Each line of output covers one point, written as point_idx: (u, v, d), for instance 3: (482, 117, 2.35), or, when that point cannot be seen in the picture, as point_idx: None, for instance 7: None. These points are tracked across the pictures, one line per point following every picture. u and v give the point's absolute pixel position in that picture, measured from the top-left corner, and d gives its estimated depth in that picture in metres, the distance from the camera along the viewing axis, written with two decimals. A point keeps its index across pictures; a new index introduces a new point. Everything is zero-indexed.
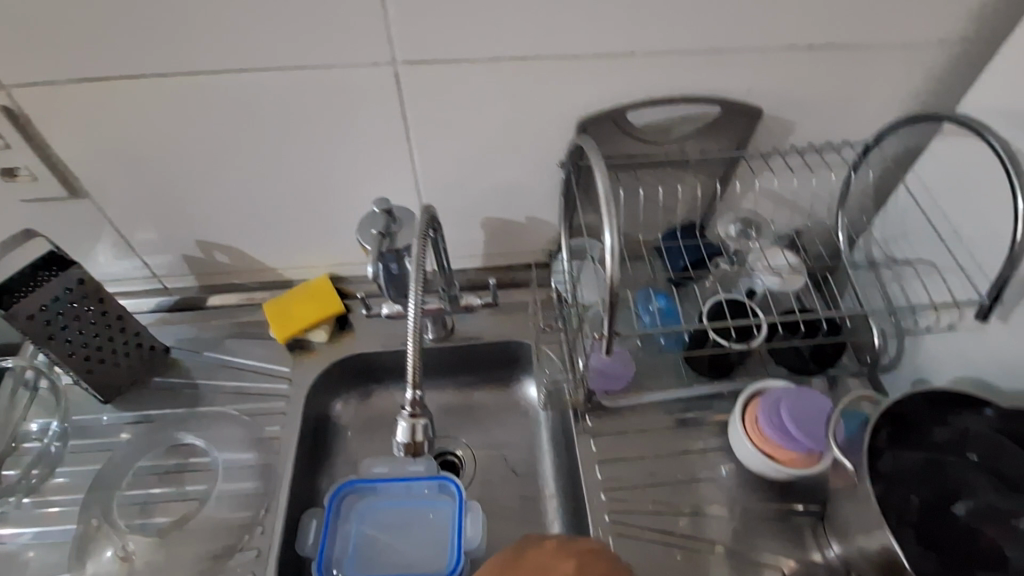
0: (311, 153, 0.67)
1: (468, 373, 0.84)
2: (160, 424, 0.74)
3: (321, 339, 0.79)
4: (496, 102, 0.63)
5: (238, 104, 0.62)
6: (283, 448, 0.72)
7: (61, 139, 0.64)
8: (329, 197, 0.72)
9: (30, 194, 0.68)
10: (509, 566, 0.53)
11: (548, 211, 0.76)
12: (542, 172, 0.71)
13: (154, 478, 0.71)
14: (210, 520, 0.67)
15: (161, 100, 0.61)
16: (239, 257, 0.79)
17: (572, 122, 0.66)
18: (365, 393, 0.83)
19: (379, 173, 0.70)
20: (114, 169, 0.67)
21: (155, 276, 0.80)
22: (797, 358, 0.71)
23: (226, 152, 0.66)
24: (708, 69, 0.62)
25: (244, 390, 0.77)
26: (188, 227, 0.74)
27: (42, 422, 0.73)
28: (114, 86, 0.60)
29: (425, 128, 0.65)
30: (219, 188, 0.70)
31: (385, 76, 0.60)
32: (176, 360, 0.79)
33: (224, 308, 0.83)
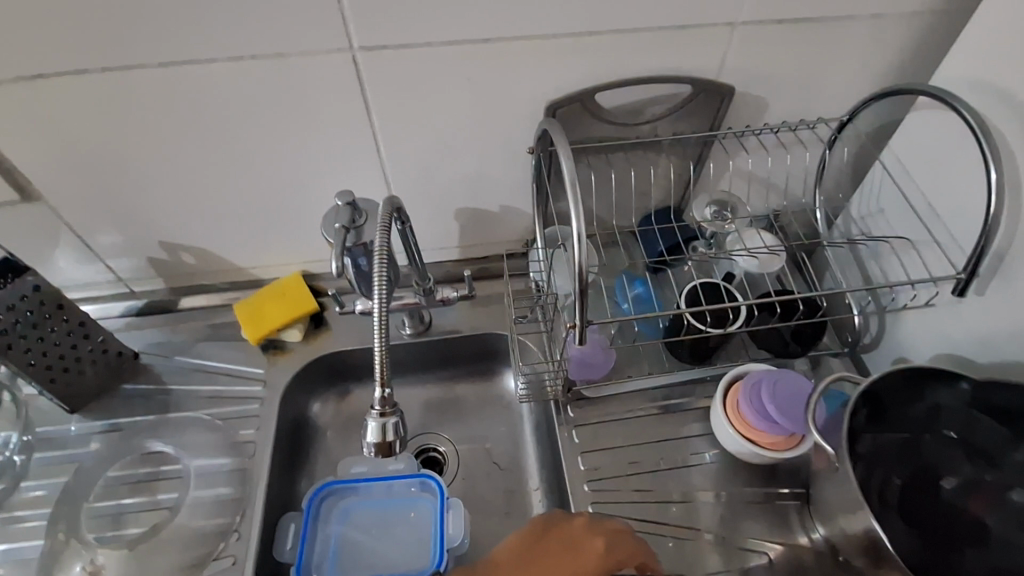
0: (272, 146, 0.65)
1: (448, 368, 0.82)
2: (129, 432, 0.72)
3: (295, 338, 0.77)
4: (461, 88, 0.61)
5: (191, 98, 0.59)
6: (258, 451, 0.70)
7: (6, 140, 0.61)
8: (295, 192, 0.70)
9: None
10: (540, 535, 0.57)
11: (522, 199, 0.75)
12: (513, 159, 0.69)
13: (124, 488, 0.69)
14: (183, 529, 0.66)
15: (109, 96, 0.58)
16: (206, 257, 0.77)
17: (541, 107, 0.64)
18: (343, 391, 0.81)
19: (344, 166, 0.68)
20: (67, 170, 0.65)
21: (119, 280, 0.78)
22: (777, 341, 0.70)
23: (183, 149, 0.64)
24: (678, 47, 0.60)
25: (217, 394, 0.75)
26: (150, 227, 0.72)
27: None
28: (56, 82, 0.57)
29: (388, 117, 0.63)
30: (179, 187, 0.68)
31: (343, 64, 0.58)
32: (146, 366, 0.77)
33: (193, 310, 0.80)
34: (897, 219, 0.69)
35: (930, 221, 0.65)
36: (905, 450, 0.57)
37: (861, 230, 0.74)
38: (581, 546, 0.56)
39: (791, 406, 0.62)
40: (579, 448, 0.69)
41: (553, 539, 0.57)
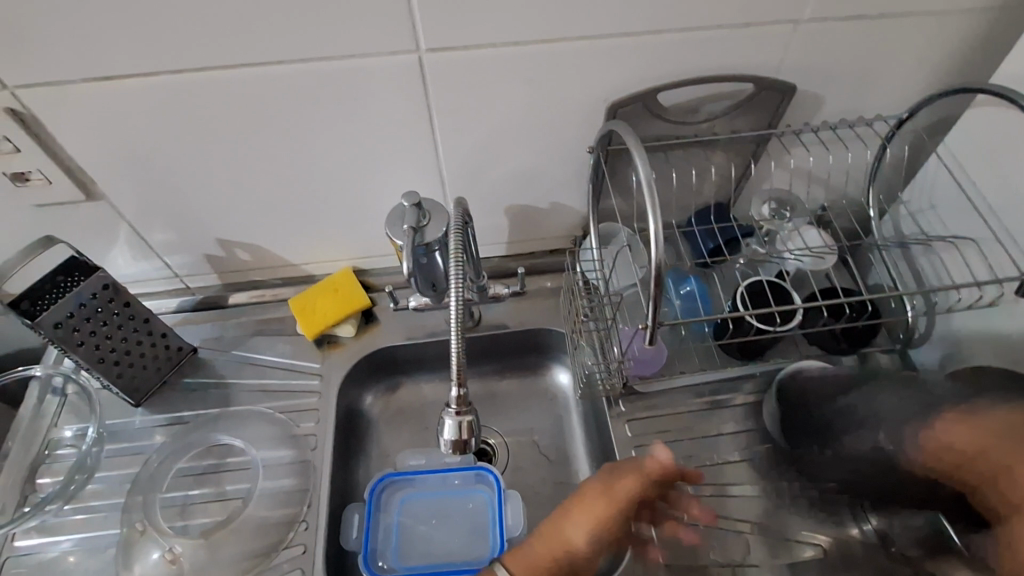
0: (333, 146, 0.65)
1: (496, 361, 0.84)
2: (193, 425, 0.74)
3: (348, 333, 0.79)
4: (522, 88, 0.61)
5: (255, 99, 0.60)
6: (319, 444, 0.72)
7: (74, 142, 0.62)
8: (351, 190, 0.71)
9: (44, 198, 0.66)
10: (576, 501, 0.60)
11: (574, 196, 0.75)
12: (569, 156, 0.70)
13: (191, 480, 0.71)
14: (253, 519, 0.67)
15: (176, 98, 0.59)
16: (260, 253, 0.78)
17: (601, 105, 0.64)
18: (393, 385, 0.83)
19: (402, 165, 0.68)
20: (131, 170, 0.65)
21: (175, 276, 0.79)
22: (829, 337, 0.71)
23: (244, 149, 0.65)
24: (743, 45, 0.60)
25: (274, 388, 0.77)
26: (209, 226, 0.73)
27: (76, 428, 0.73)
28: (126, 85, 0.57)
29: (449, 118, 0.64)
30: (238, 186, 0.69)
31: (408, 64, 0.58)
32: (205, 360, 0.78)
33: (247, 305, 0.82)
34: (951, 218, 0.69)
35: (989, 219, 0.64)
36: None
37: (912, 227, 0.74)
38: (617, 488, 0.60)
39: (852, 403, 0.63)
40: (635, 441, 0.71)
41: (592, 498, 0.60)
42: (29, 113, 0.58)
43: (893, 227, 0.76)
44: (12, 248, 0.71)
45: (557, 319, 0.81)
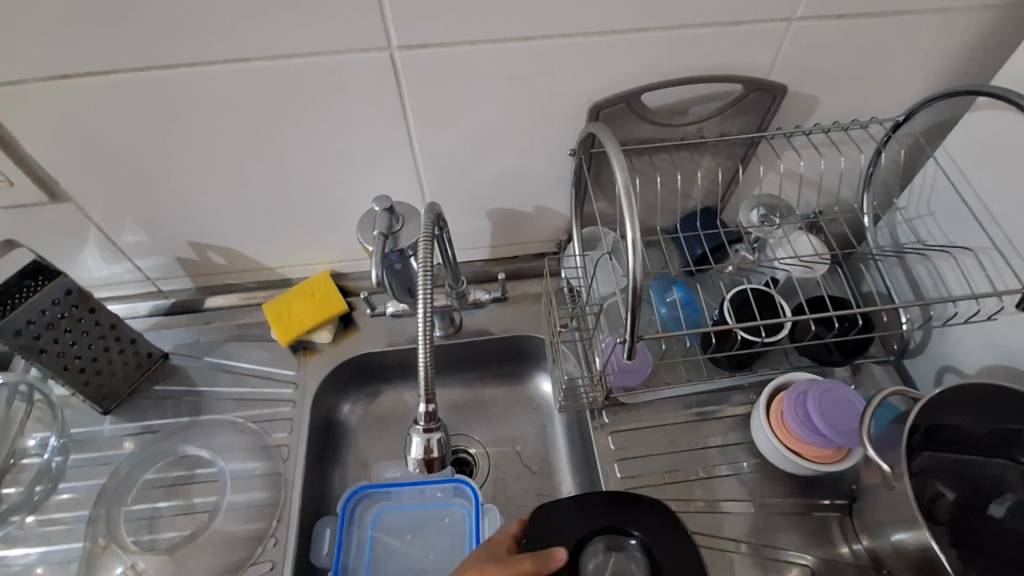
0: (305, 147, 0.63)
1: (478, 369, 0.81)
2: (163, 434, 0.72)
3: (325, 339, 0.77)
4: (501, 88, 0.59)
5: (223, 99, 0.57)
6: (291, 455, 0.70)
7: (33, 141, 0.59)
8: (326, 192, 0.68)
9: (6, 199, 0.63)
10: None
11: (558, 199, 0.73)
12: (551, 159, 0.67)
13: (160, 492, 0.68)
14: (221, 533, 0.65)
15: (137, 97, 0.56)
16: (235, 256, 0.75)
17: (584, 106, 0.61)
18: (373, 392, 0.80)
19: (377, 166, 0.66)
20: (95, 171, 0.63)
21: (148, 280, 0.77)
22: (821, 349, 0.68)
23: (214, 149, 0.62)
24: (731, 43, 0.57)
25: (247, 396, 0.74)
26: (179, 229, 0.71)
27: (41, 437, 0.71)
28: (83, 84, 0.55)
29: (424, 118, 0.61)
30: (208, 187, 0.66)
31: (380, 63, 0.55)
32: (177, 366, 0.76)
33: (222, 310, 0.80)
34: (949, 226, 0.66)
35: (988, 227, 0.62)
36: (935, 477, 0.57)
37: (909, 234, 0.71)
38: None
39: (843, 417, 0.61)
40: (618, 454, 0.69)
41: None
42: None
43: (889, 234, 0.73)
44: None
45: (541, 326, 0.78)
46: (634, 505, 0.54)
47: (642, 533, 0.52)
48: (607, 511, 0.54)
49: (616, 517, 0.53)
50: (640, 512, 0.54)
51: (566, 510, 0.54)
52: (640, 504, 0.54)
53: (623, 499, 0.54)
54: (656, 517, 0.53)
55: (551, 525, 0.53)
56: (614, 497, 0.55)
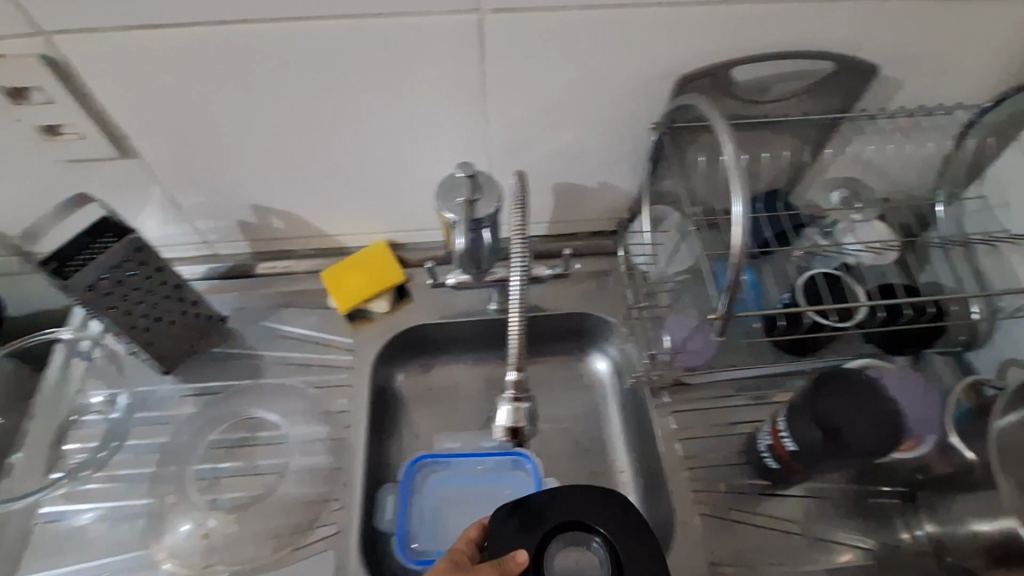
0: (378, 112, 0.62)
1: (530, 344, 0.81)
2: (224, 396, 0.71)
3: (382, 309, 0.77)
4: (585, 57, 0.57)
5: (303, 58, 0.56)
6: (353, 421, 0.69)
7: (106, 95, 0.58)
8: (394, 160, 0.67)
9: (75, 154, 0.62)
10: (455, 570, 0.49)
11: (624, 177, 0.72)
12: (625, 134, 0.66)
13: (221, 453, 0.68)
14: (286, 496, 0.65)
15: (216, 53, 0.55)
16: (295, 222, 0.75)
17: (668, 80, 0.60)
18: (425, 364, 0.80)
19: (450, 134, 0.64)
20: (163, 128, 0.61)
21: (204, 242, 0.76)
22: (886, 338, 0.68)
23: (286, 111, 0.61)
24: (827, 18, 0.55)
25: (305, 362, 0.74)
26: (242, 191, 0.70)
27: (105, 395, 0.70)
28: (164, 36, 0.53)
29: (505, 86, 0.60)
30: (275, 150, 0.65)
31: (470, 25, 0.54)
32: (234, 330, 0.76)
33: (277, 276, 0.79)
34: None
35: None
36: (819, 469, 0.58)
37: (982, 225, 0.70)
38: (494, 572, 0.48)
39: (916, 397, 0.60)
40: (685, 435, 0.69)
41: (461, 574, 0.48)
42: (62, 60, 0.54)
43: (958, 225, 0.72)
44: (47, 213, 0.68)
45: (597, 304, 0.78)
46: (596, 502, 0.53)
47: (603, 530, 0.52)
48: (588, 510, 0.53)
49: (581, 515, 0.53)
50: (603, 508, 0.53)
51: (561, 498, 0.53)
52: (605, 500, 0.53)
53: (586, 498, 0.53)
54: (620, 513, 0.53)
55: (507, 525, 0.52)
56: (577, 494, 0.54)
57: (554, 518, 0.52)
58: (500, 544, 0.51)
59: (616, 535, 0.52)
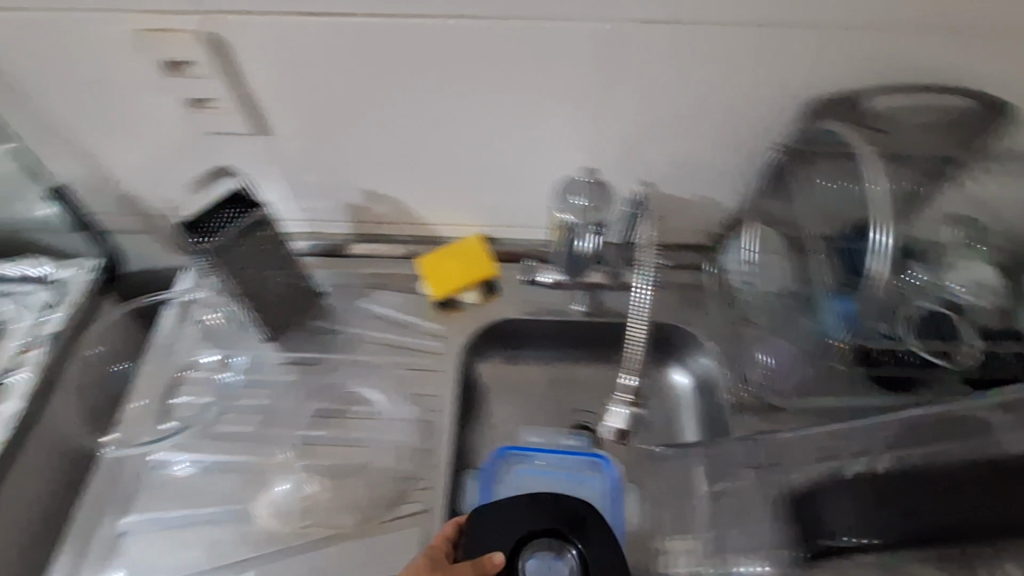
0: (502, 110, 0.64)
1: (610, 351, 0.81)
2: (319, 368, 0.75)
3: (472, 300, 0.79)
4: (711, 70, 0.60)
5: (445, 53, 0.59)
6: (440, 405, 0.72)
7: (255, 75, 0.61)
8: (506, 158, 0.69)
9: (215, 126, 0.66)
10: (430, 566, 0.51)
11: (727, 194, 0.72)
12: (736, 151, 0.67)
13: (315, 422, 0.71)
14: (376, 470, 0.68)
15: (365, 42, 0.58)
16: (398, 208, 0.77)
17: (787, 101, 0.63)
18: (505, 358, 0.82)
19: (566, 136, 0.66)
20: (298, 109, 0.64)
21: (309, 221, 0.79)
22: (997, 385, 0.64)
23: (416, 103, 0.63)
24: (950, 53, 0.58)
25: (396, 344, 0.77)
26: (357, 175, 0.72)
27: (216, 355, 0.75)
28: (322, 24, 0.57)
29: (629, 94, 0.62)
30: (396, 139, 0.67)
31: (609, 33, 0.57)
32: (330, 307, 0.79)
33: (372, 259, 0.82)
34: None
35: None
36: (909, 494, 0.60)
37: None
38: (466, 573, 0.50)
39: None
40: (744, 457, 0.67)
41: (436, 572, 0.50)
42: (224, 39, 0.58)
43: None
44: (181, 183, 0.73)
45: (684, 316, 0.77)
46: (574, 512, 0.54)
47: (580, 545, 0.53)
48: (565, 521, 0.54)
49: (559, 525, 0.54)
50: (580, 521, 0.54)
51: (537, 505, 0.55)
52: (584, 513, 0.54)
53: (567, 507, 0.54)
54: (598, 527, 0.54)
55: (486, 529, 0.54)
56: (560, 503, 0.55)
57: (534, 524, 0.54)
58: (477, 546, 0.53)
59: (591, 553, 0.52)
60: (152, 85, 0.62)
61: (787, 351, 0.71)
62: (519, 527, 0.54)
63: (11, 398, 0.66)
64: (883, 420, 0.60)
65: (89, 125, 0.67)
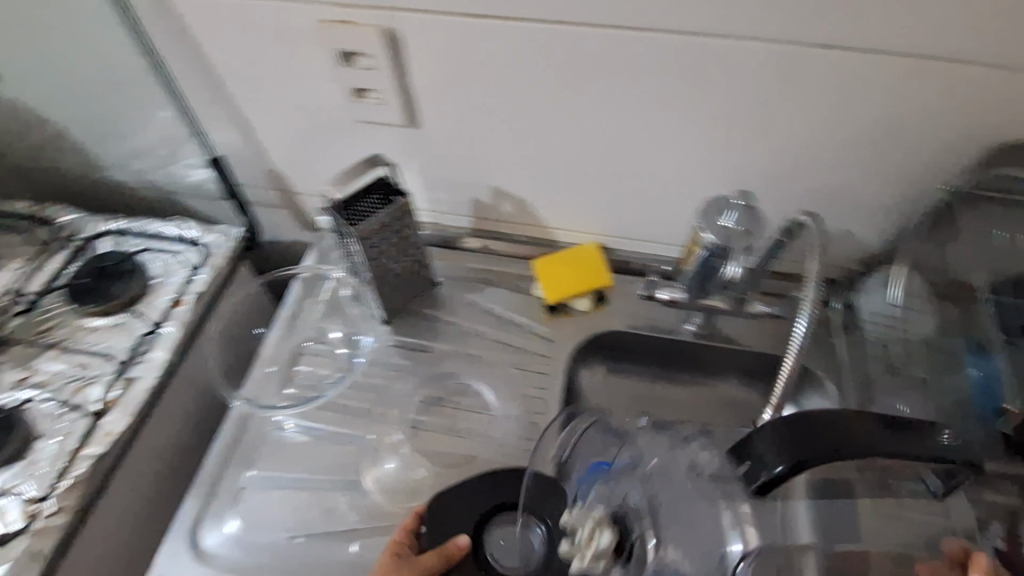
0: (651, 122, 0.64)
1: (716, 376, 0.80)
2: (431, 356, 0.77)
3: (582, 307, 0.79)
4: (883, 103, 0.57)
5: (608, 63, 0.59)
6: (545, 407, 0.73)
7: (420, 71, 0.64)
8: (644, 170, 0.69)
9: (370, 114, 0.69)
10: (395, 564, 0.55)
11: (871, 229, 0.69)
12: (892, 186, 0.64)
13: (424, 407, 0.74)
14: (479, 462, 0.69)
15: (531, 47, 0.59)
16: (522, 208, 0.78)
17: (966, 141, 0.58)
18: (607, 370, 0.81)
19: (711, 154, 0.65)
20: (450, 105, 0.67)
21: (435, 211, 0.82)
22: None
23: (565, 109, 0.64)
24: None
25: (503, 341, 0.78)
26: (491, 174, 0.74)
27: (340, 333, 0.79)
28: (492, 26, 0.58)
29: (789, 119, 0.60)
30: (537, 141, 0.69)
31: (785, 56, 0.55)
32: (444, 297, 0.82)
33: (488, 255, 0.84)
34: None
35: None
36: None
37: None
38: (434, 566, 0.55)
39: None
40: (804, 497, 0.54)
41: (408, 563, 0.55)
42: (398, 33, 0.60)
43: None
44: (326, 164, 0.78)
45: None
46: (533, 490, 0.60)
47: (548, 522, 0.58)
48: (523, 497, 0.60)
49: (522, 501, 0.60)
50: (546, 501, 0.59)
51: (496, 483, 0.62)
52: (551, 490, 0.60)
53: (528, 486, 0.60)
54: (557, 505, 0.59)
55: (445, 516, 0.60)
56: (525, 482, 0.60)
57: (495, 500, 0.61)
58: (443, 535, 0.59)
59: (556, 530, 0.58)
60: (320, 71, 0.66)
61: (927, 411, 0.62)
62: (476, 506, 0.61)
63: (159, 348, 0.73)
64: (842, 417, 0.47)
65: (252, 101, 0.72)
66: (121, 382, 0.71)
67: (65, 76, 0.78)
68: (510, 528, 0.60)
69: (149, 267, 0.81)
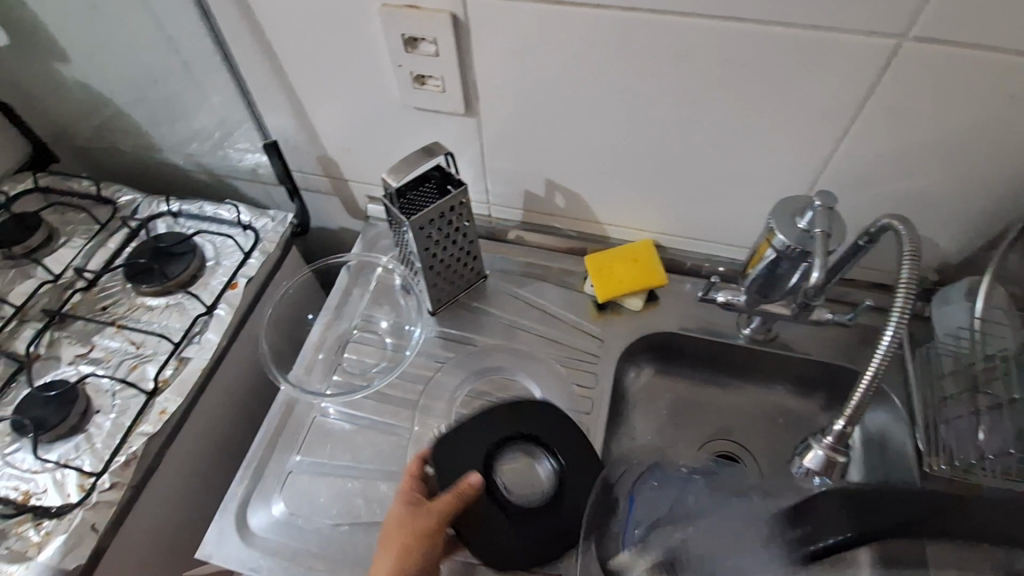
0: (724, 116, 0.60)
1: (770, 382, 0.77)
2: (477, 348, 0.76)
3: (633, 306, 0.77)
4: (986, 103, 0.52)
5: (688, 52, 0.56)
6: (593, 407, 0.71)
7: (483, 59, 0.62)
8: (711, 166, 0.66)
9: (428, 102, 0.68)
10: (409, 513, 0.55)
11: (951, 235, 0.65)
12: (981, 191, 0.60)
13: (470, 400, 0.73)
14: None
15: (603, 36, 0.56)
16: (576, 202, 0.76)
17: None
18: (655, 371, 0.79)
19: (785, 152, 0.62)
20: (512, 94, 0.65)
21: (487, 202, 0.81)
22: None
23: (633, 101, 0.61)
24: None
25: (552, 337, 0.77)
26: (547, 166, 0.72)
27: (390, 322, 0.79)
28: (563, 13, 0.55)
29: (876, 116, 0.56)
30: (600, 133, 0.66)
31: (881, 50, 0.51)
32: (491, 289, 0.80)
33: (538, 248, 0.82)
34: None
35: None
36: None
37: None
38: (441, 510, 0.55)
39: None
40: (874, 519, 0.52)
41: (415, 513, 0.55)
42: (464, 18, 0.58)
43: None
44: (380, 151, 0.77)
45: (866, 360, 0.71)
46: (550, 427, 0.64)
47: (561, 457, 0.63)
48: (537, 427, 0.64)
49: (538, 432, 0.64)
50: (558, 439, 0.64)
51: (512, 416, 0.64)
52: (558, 431, 0.64)
53: (544, 418, 0.64)
54: (567, 441, 0.64)
55: (457, 450, 0.61)
56: (539, 414, 0.65)
57: (505, 431, 0.63)
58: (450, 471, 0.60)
59: (568, 466, 0.62)
60: (381, 56, 0.65)
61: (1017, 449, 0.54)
62: (493, 436, 0.62)
63: (212, 330, 0.74)
64: None
65: (310, 88, 0.71)
66: (174, 361, 0.72)
67: (124, 57, 0.78)
68: (524, 459, 0.63)
69: (203, 249, 0.82)
